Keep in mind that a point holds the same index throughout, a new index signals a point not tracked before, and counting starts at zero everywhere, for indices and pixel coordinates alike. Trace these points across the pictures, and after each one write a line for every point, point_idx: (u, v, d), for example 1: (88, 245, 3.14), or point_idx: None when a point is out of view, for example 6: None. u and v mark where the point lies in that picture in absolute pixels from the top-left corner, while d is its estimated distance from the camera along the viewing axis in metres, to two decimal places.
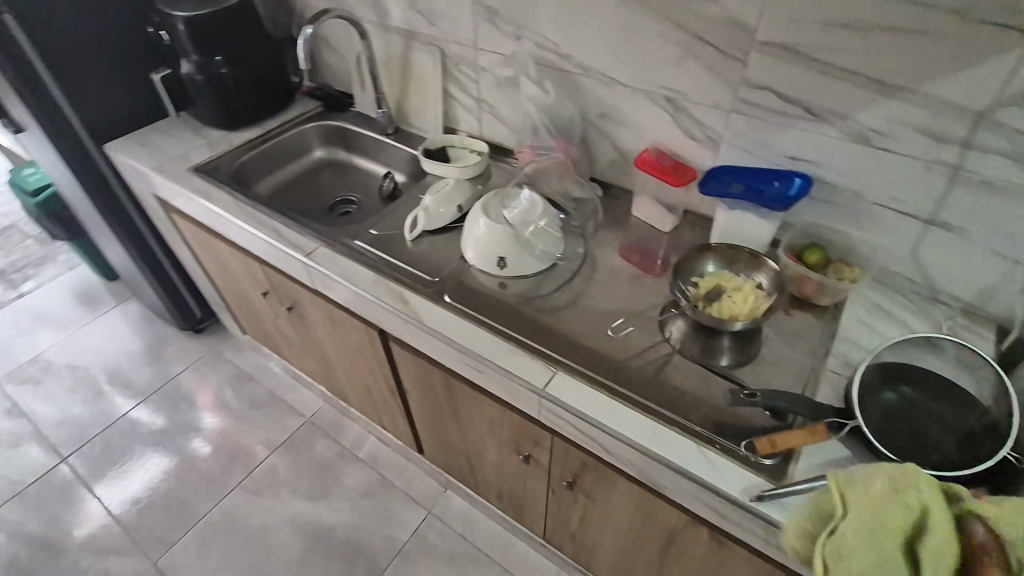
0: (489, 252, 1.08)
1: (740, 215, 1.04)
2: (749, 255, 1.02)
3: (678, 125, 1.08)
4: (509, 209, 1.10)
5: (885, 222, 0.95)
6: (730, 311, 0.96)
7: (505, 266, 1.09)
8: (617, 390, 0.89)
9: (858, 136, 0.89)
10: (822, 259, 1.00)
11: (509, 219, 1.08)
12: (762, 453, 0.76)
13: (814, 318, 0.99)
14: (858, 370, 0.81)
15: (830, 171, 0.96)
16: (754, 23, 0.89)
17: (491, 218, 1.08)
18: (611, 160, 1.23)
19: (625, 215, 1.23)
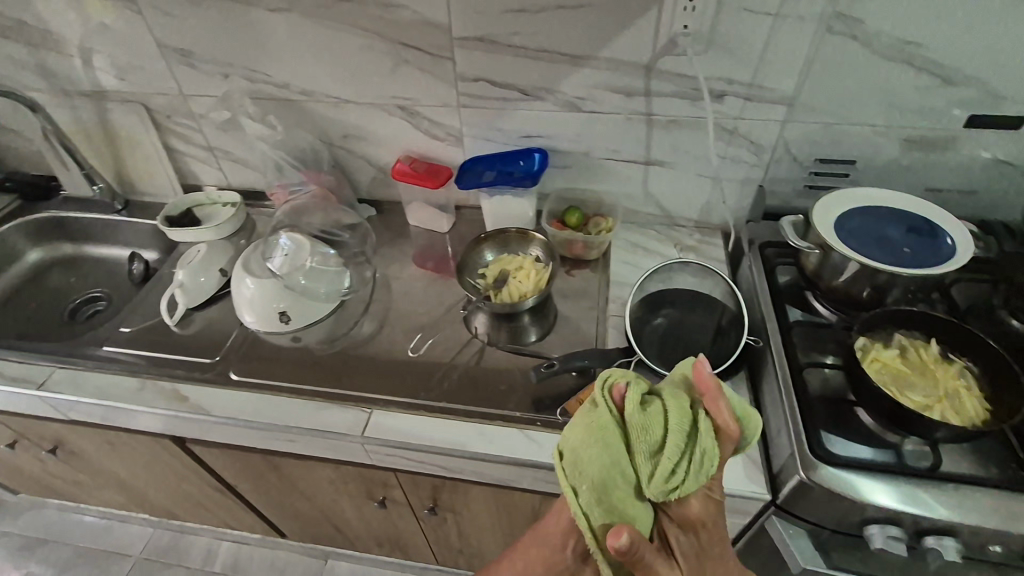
0: (266, 311, 0.99)
1: (500, 200, 1.09)
2: (519, 235, 1.07)
3: (419, 129, 1.09)
4: (271, 259, 1.01)
5: (615, 172, 1.07)
6: (520, 292, 1.00)
7: (289, 320, 1.00)
8: (436, 405, 0.88)
9: (567, 104, 0.99)
10: (581, 218, 1.09)
11: (275, 270, 1.00)
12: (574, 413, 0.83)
13: (590, 272, 1.09)
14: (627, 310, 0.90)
15: (559, 140, 1.05)
16: (446, 21, 0.93)
17: (257, 275, 1.00)
18: (372, 177, 1.20)
19: (404, 227, 1.22)
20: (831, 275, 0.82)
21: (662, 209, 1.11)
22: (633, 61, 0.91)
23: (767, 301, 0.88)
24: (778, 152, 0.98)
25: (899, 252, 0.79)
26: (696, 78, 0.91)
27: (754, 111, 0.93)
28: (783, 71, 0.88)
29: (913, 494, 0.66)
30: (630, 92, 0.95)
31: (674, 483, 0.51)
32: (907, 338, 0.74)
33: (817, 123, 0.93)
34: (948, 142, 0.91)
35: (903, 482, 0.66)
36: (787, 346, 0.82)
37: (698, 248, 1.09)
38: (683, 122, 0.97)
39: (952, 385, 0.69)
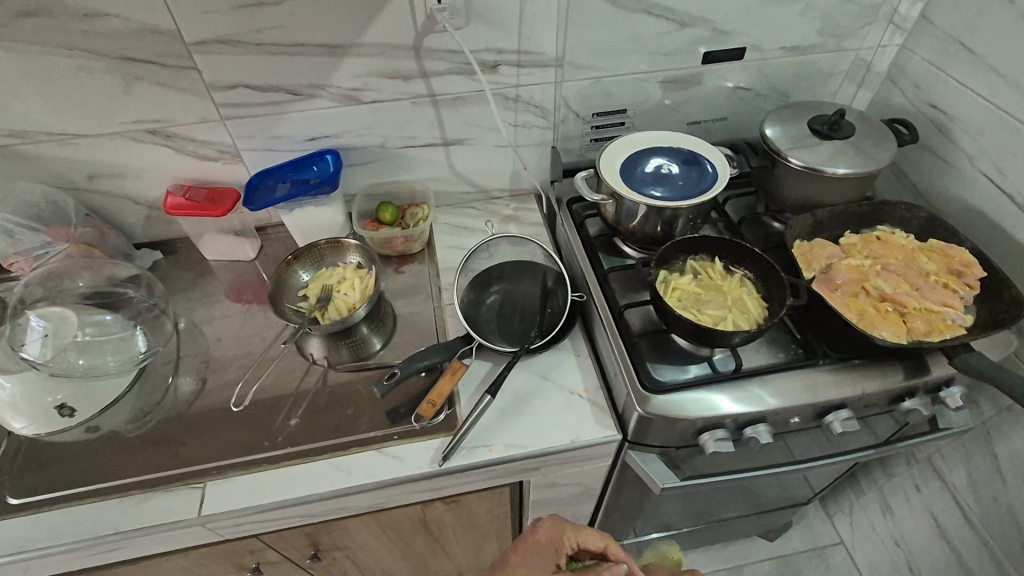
0: (38, 409, 0.82)
1: (301, 213, 0.99)
2: (330, 245, 0.99)
3: (184, 152, 0.95)
4: (27, 348, 0.84)
5: (418, 158, 1.04)
6: (348, 304, 0.94)
7: (73, 411, 0.84)
8: (281, 453, 0.80)
9: (345, 98, 0.93)
10: (395, 212, 1.05)
11: (34, 359, 0.83)
12: (429, 415, 0.79)
13: (418, 265, 1.06)
14: (456, 297, 0.89)
15: (349, 137, 0.98)
16: (170, 25, 0.80)
17: (14, 373, 0.84)
18: (143, 217, 1.03)
19: (202, 264, 1.07)
20: (628, 220, 0.88)
21: (474, 185, 1.11)
22: (398, 43, 0.87)
23: (582, 255, 0.93)
24: (562, 112, 1.02)
25: (675, 186, 0.87)
26: (466, 52, 0.90)
27: (529, 76, 0.95)
28: (544, 34, 0.90)
29: (739, 396, 0.75)
30: (406, 75, 0.92)
31: None
32: (697, 262, 0.83)
33: (587, 79, 0.98)
34: (696, 78, 1.01)
35: (726, 389, 0.75)
36: (607, 294, 0.87)
37: (517, 217, 1.11)
38: (467, 98, 0.96)
39: (737, 294, 0.78)
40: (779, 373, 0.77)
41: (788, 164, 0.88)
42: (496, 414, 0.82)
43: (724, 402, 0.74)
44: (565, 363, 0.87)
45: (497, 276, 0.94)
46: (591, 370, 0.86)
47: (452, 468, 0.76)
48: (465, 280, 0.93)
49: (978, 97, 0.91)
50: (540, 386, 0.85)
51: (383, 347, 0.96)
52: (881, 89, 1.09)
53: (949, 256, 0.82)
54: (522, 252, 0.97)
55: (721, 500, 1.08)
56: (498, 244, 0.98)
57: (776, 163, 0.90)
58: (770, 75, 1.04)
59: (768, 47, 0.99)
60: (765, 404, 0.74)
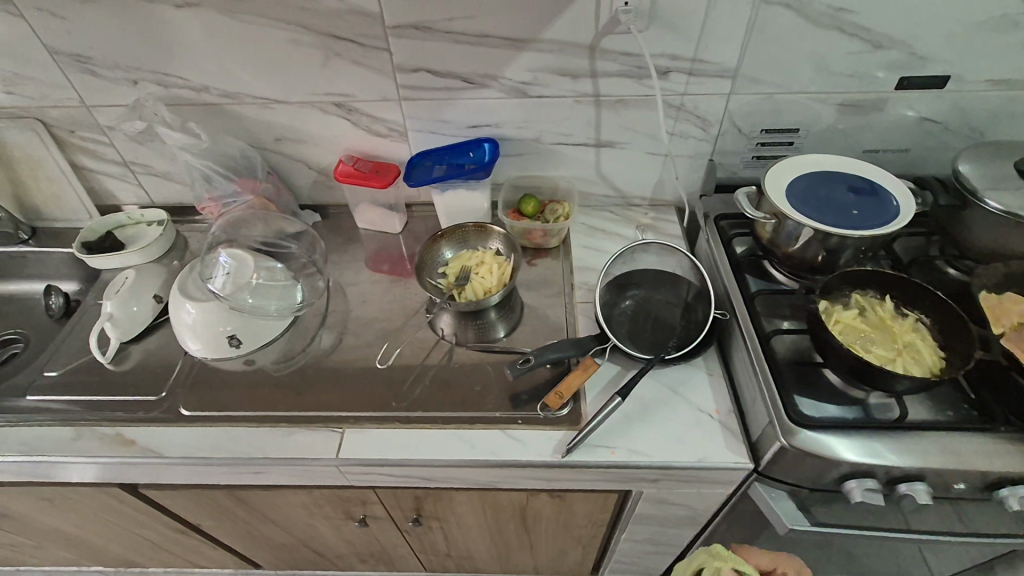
0: (213, 336, 0.91)
1: (452, 194, 1.05)
2: (476, 229, 1.03)
3: (359, 126, 1.03)
4: (213, 279, 0.94)
5: (568, 156, 1.06)
6: (485, 288, 0.98)
7: (240, 342, 0.93)
8: (411, 415, 0.84)
9: (513, 90, 0.96)
10: (537, 206, 1.07)
11: (219, 291, 0.92)
12: (556, 406, 0.80)
13: (551, 260, 1.07)
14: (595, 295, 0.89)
15: (508, 128, 1.02)
16: (375, 8, 0.87)
17: (198, 298, 0.91)
18: (312, 181, 1.14)
19: (354, 231, 1.16)
20: (787, 243, 0.84)
21: (617, 189, 1.12)
22: (577, 42, 0.89)
23: (728, 273, 0.90)
24: (723, 125, 0.99)
25: (848, 214, 0.81)
26: (640, 56, 0.90)
27: (699, 86, 0.94)
28: (724, 44, 0.88)
29: (871, 448, 0.68)
30: (576, 74, 0.93)
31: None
32: (863, 297, 0.77)
33: (758, 94, 0.95)
34: (879, 105, 0.95)
35: (862, 436, 0.69)
36: (753, 315, 0.84)
37: (654, 226, 1.10)
38: (631, 101, 0.97)
39: (908, 337, 0.72)
40: (947, 432, 0.69)
41: (983, 207, 0.80)
42: (621, 417, 0.81)
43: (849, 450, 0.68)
44: (697, 380, 0.85)
45: (635, 282, 0.94)
46: (724, 392, 0.83)
47: (573, 461, 0.77)
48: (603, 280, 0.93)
49: None
50: (668, 399, 0.83)
51: (511, 332, 0.98)
52: None
53: None
54: (663, 261, 0.95)
55: (836, 559, 0.99)
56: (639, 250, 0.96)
57: (968, 204, 0.82)
58: (967, 109, 0.95)
59: (971, 79, 0.91)
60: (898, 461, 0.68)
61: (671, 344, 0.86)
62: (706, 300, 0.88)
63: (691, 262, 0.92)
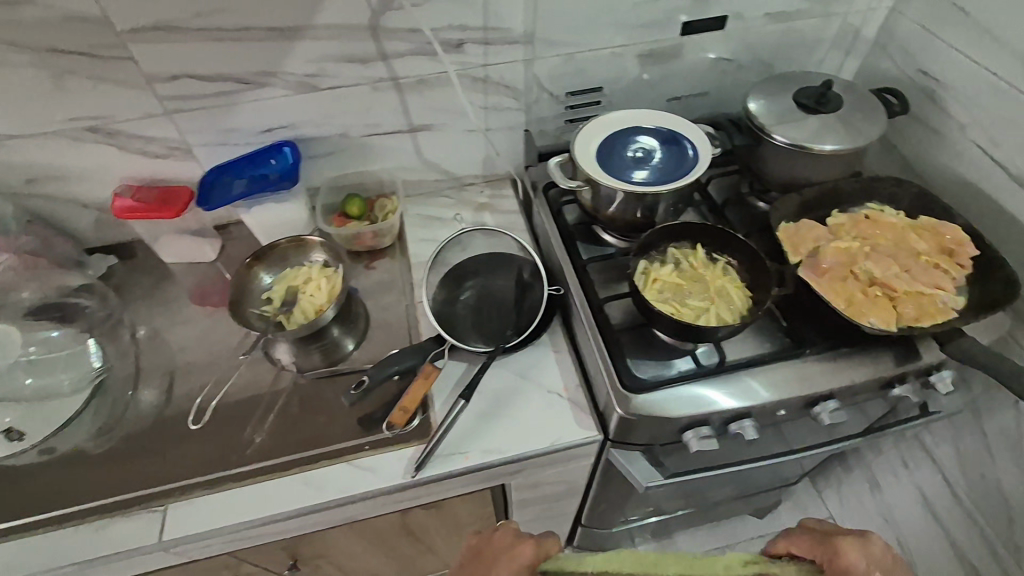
0: None
1: (261, 210, 0.94)
2: (294, 243, 0.93)
3: (130, 150, 0.88)
4: None
5: (384, 146, 0.98)
6: (315, 306, 0.90)
7: (23, 434, 0.80)
8: (250, 469, 0.76)
9: (300, 85, 0.86)
10: (362, 205, 0.99)
11: None
12: (401, 423, 0.76)
13: (390, 260, 1.00)
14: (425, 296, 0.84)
15: (307, 127, 0.92)
16: (100, 12, 0.73)
17: None
18: (94, 221, 0.97)
19: (160, 268, 1.01)
20: (606, 207, 0.83)
21: (446, 172, 1.06)
22: (354, 24, 0.80)
23: (559, 246, 0.88)
24: (534, 92, 0.96)
25: (654, 169, 0.82)
26: (427, 30, 0.83)
27: (499, 55, 0.89)
28: (511, 8, 0.83)
29: (734, 392, 0.72)
30: (365, 59, 0.85)
31: None
32: (678, 249, 0.79)
33: (560, 56, 0.92)
34: (675, 51, 0.96)
35: (724, 381, 0.73)
36: (585, 286, 0.83)
37: (491, 205, 1.06)
38: (432, 80, 0.90)
39: (719, 283, 0.74)
40: (764, 365, 0.73)
41: (773, 142, 0.83)
42: (472, 417, 0.78)
43: (718, 398, 0.72)
44: (544, 361, 0.83)
45: (471, 271, 0.90)
46: (570, 367, 0.82)
47: (427, 477, 0.73)
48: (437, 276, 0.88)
49: (972, 61, 0.86)
50: (518, 387, 0.81)
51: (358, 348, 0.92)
52: (868, 55, 1.04)
53: (940, 235, 0.78)
54: (493, 244, 0.92)
55: (708, 488, 1.05)
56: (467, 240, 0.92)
57: (760, 141, 0.85)
58: (753, 45, 0.98)
59: (750, 15, 0.93)
60: (760, 397, 0.71)
61: (514, 330, 0.84)
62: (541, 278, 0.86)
63: (521, 241, 0.89)
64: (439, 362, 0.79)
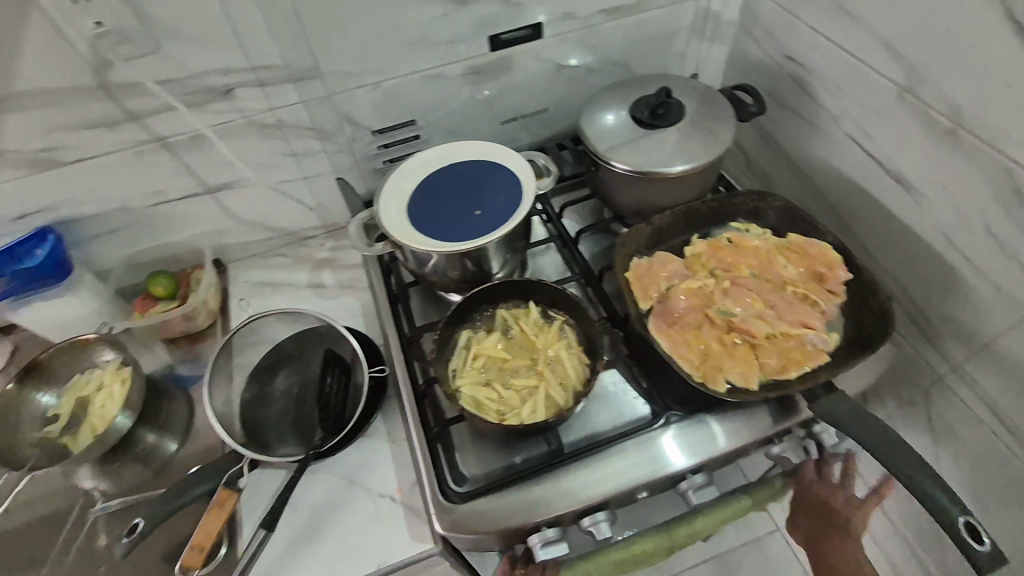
0: None
1: (33, 311, 0.79)
2: (72, 348, 0.77)
3: None
4: None
5: (183, 213, 0.83)
6: (106, 418, 0.75)
7: None
8: None
9: (34, 163, 0.70)
10: (172, 282, 0.85)
11: None
12: (194, 567, 0.62)
13: (212, 343, 0.86)
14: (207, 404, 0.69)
15: (70, 206, 0.76)
16: None
17: None
18: None
19: None
20: (423, 267, 0.70)
21: (274, 229, 0.91)
22: (74, 85, 0.65)
23: (385, 313, 0.75)
24: (347, 130, 0.82)
25: (472, 217, 0.68)
26: (178, 80, 0.68)
27: (285, 96, 0.74)
28: (278, 42, 0.69)
29: (688, 445, 0.61)
30: (110, 122, 0.69)
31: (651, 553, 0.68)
32: (508, 311, 0.66)
33: (362, 87, 0.77)
34: (505, 65, 0.82)
35: (677, 431, 0.61)
36: (412, 363, 0.70)
37: (333, 259, 0.92)
38: (209, 135, 0.75)
39: (552, 352, 0.62)
40: (612, 444, 0.61)
41: (612, 168, 0.71)
42: (282, 544, 0.65)
43: (670, 453, 0.60)
44: (376, 457, 0.70)
45: (287, 354, 0.76)
46: (405, 461, 0.69)
47: None
48: (246, 367, 0.75)
49: (832, 43, 0.74)
50: (343, 494, 0.68)
51: (181, 448, 0.79)
52: (735, 40, 0.91)
53: (809, 256, 0.67)
54: (294, 326, 0.77)
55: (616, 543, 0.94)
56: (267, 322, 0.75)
57: (598, 167, 0.73)
58: (598, 45, 0.85)
59: (585, 11, 0.80)
60: (715, 449, 0.60)
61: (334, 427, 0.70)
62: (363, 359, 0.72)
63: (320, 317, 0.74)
64: (236, 483, 0.65)
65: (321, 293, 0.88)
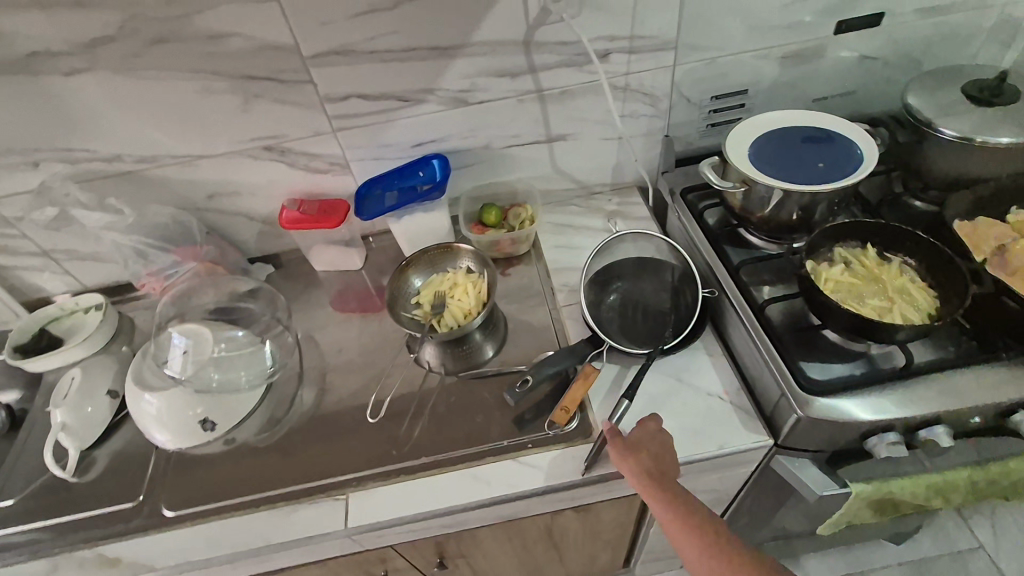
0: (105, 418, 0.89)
1: (409, 220, 0.99)
2: (438, 250, 0.98)
3: (296, 166, 0.96)
4: (77, 376, 0.90)
5: (522, 157, 1.01)
6: (462, 310, 0.93)
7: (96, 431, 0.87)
8: (417, 465, 0.79)
9: (452, 100, 0.91)
10: (499, 214, 1.02)
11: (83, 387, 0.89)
12: (563, 422, 0.78)
13: (524, 268, 1.03)
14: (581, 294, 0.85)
15: (454, 140, 0.97)
16: (291, 40, 0.80)
17: (81, 398, 0.87)
18: (258, 234, 1.05)
19: (311, 274, 1.09)
20: (761, 207, 0.82)
21: (577, 181, 1.08)
22: (508, 39, 0.85)
23: (709, 249, 0.88)
24: (672, 98, 0.96)
25: (814, 168, 0.81)
26: (576, 42, 0.86)
27: (641, 63, 0.91)
28: (659, 16, 0.85)
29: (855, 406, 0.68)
30: (514, 73, 0.89)
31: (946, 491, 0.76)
32: (846, 250, 0.77)
33: (700, 61, 0.92)
34: (819, 52, 0.94)
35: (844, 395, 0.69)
36: (742, 288, 0.82)
37: (624, 211, 1.07)
38: (575, 91, 0.93)
39: (898, 282, 0.72)
40: (954, 369, 0.69)
41: (939, 136, 0.80)
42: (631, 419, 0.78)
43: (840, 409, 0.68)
44: (700, 365, 0.82)
45: (615, 274, 0.90)
46: (729, 370, 0.81)
47: (593, 476, 0.74)
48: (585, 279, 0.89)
49: None
50: (675, 388, 0.80)
51: (494, 356, 0.93)
52: None
53: None
54: (639, 248, 0.92)
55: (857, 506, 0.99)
56: (618, 242, 0.91)
57: (925, 138, 0.82)
58: (902, 41, 0.95)
59: (902, 10, 0.91)
60: (885, 411, 0.67)
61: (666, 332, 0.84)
62: (689, 283, 0.86)
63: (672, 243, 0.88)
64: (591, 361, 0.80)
65: None
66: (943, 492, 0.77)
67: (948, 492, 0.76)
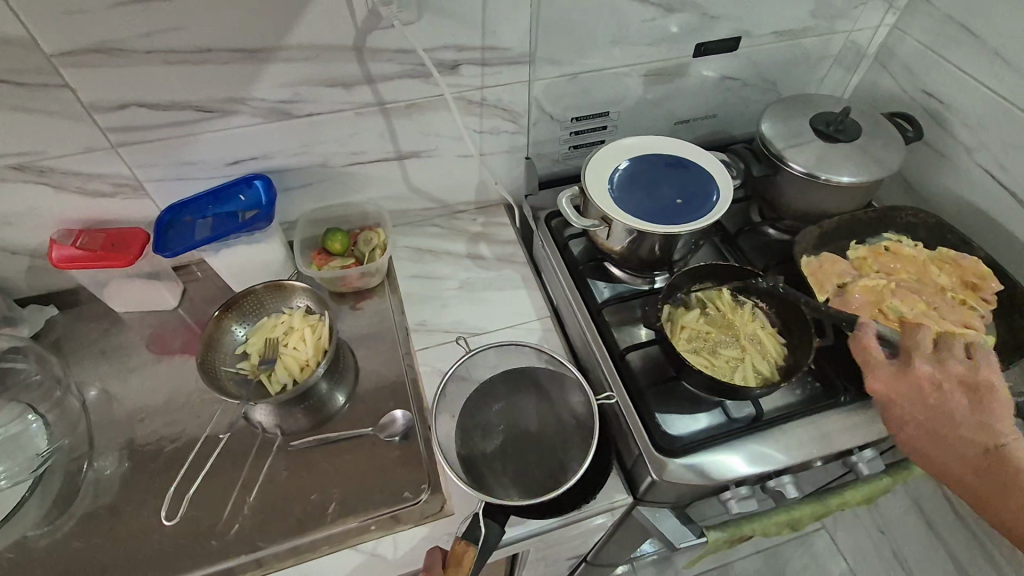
0: None
1: (230, 253, 0.82)
2: (265, 289, 0.83)
3: (66, 189, 0.75)
4: None
5: (368, 175, 0.88)
6: (298, 362, 0.78)
7: None
8: (232, 566, 0.67)
9: (271, 112, 0.75)
10: (347, 240, 0.89)
11: None
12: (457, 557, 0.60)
13: (376, 302, 0.91)
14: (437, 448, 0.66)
15: (281, 158, 0.81)
16: (20, 31, 0.60)
17: None
18: (26, 270, 0.83)
19: (110, 314, 0.89)
20: (621, 243, 0.77)
21: (437, 199, 0.96)
22: (336, 44, 0.70)
23: (570, 287, 0.82)
24: (534, 114, 0.88)
25: (673, 204, 0.76)
26: (421, 51, 0.74)
27: (496, 76, 0.81)
28: (512, 25, 0.75)
29: (708, 466, 0.65)
30: (348, 83, 0.75)
31: (793, 520, 0.78)
32: (702, 292, 0.74)
33: (561, 76, 0.84)
34: (680, 71, 0.90)
35: (699, 455, 0.66)
36: (604, 333, 0.77)
37: (490, 232, 0.97)
38: (423, 104, 0.80)
39: (751, 330, 0.71)
40: (803, 418, 0.69)
41: (788, 170, 0.80)
42: None
43: (694, 469, 0.65)
44: None
45: (498, 411, 0.74)
46: None
47: None
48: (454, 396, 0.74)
49: (977, 84, 0.84)
50: None
51: (347, 405, 0.80)
52: (867, 73, 1.01)
53: (961, 267, 0.78)
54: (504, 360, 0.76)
55: None
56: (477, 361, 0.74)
57: (776, 171, 0.82)
58: (759, 63, 0.93)
59: (760, 32, 0.88)
60: (736, 470, 0.65)
61: (572, 463, 0.68)
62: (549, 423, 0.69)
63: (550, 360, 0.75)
64: (475, 537, 0.61)
65: (482, 265, 0.93)
66: (792, 521, 0.78)
67: (795, 521, 0.78)
